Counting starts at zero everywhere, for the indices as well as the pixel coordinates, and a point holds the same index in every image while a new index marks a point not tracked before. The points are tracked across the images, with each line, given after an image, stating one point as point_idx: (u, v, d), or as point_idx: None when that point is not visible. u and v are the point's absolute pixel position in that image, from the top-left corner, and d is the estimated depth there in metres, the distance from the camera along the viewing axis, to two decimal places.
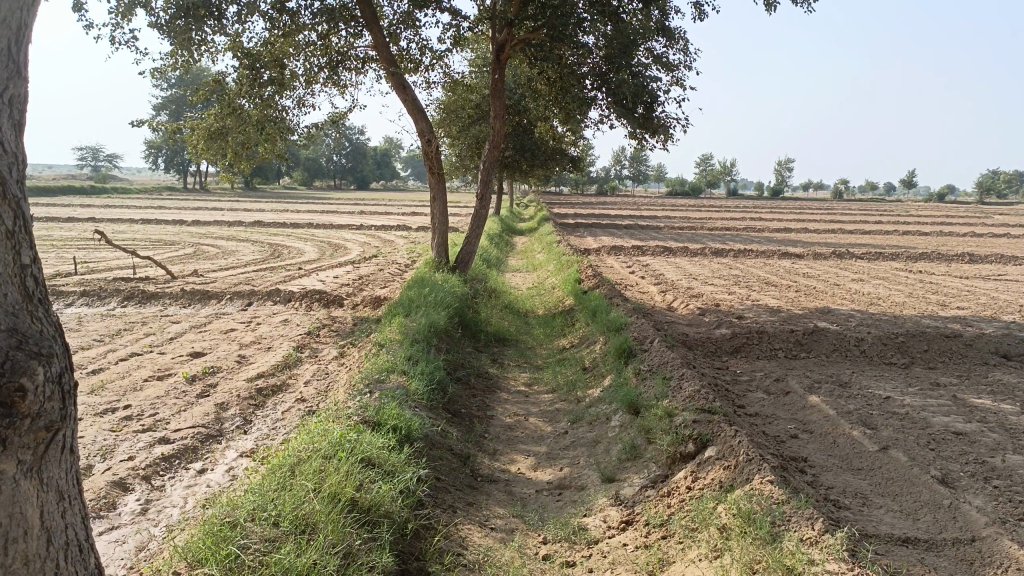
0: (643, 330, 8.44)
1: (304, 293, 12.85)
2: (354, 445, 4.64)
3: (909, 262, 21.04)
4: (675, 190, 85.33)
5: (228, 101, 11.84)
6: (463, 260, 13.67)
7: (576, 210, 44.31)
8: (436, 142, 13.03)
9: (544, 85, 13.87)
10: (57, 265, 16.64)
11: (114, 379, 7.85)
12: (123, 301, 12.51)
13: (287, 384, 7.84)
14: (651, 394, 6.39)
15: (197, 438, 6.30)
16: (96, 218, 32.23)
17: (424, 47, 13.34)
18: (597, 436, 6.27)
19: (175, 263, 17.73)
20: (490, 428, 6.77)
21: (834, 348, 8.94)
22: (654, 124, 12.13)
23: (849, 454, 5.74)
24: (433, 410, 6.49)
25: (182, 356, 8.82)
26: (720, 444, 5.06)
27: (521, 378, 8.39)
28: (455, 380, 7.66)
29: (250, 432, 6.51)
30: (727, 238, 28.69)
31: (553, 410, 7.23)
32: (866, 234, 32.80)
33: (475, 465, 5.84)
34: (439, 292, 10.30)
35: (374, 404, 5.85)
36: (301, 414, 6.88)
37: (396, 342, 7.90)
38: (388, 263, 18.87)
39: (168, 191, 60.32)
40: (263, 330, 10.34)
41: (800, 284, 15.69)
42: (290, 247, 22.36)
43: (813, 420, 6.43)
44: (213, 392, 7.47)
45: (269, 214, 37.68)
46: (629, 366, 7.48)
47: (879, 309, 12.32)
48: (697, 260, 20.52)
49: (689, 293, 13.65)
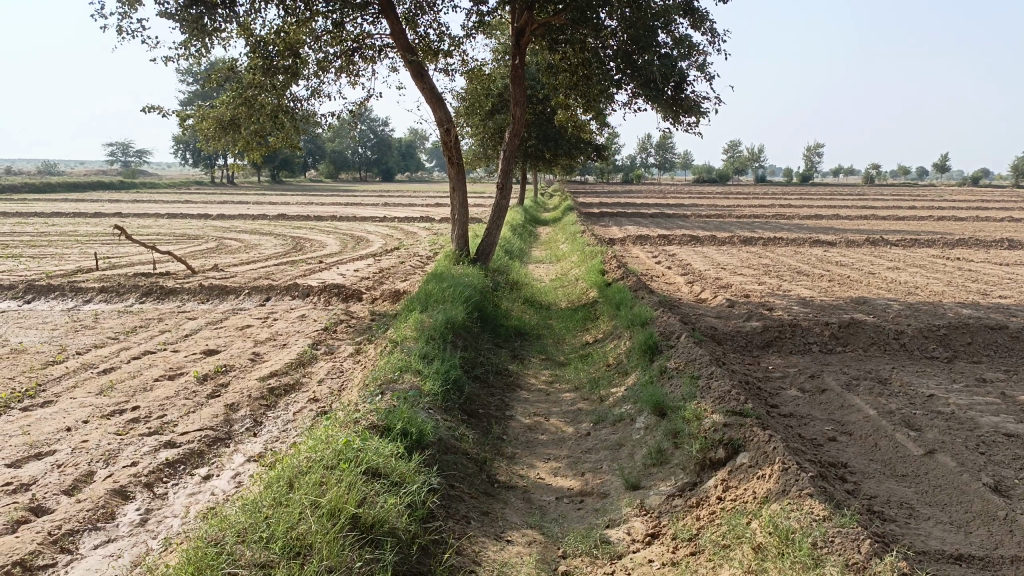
0: (670, 325, 8.07)
1: (323, 288, 12.64)
2: (360, 453, 4.36)
3: (946, 250, 20.34)
4: (703, 179, 84.30)
5: (240, 89, 11.59)
6: (484, 252, 13.36)
7: (601, 200, 43.69)
8: (455, 132, 12.72)
9: (565, 71, 13.50)
10: (79, 261, 16.58)
11: (125, 379, 7.66)
12: (142, 298, 12.37)
13: (301, 383, 7.59)
14: (678, 394, 6.03)
15: (204, 441, 6.07)
16: (122, 213, 32.33)
17: (442, 34, 13.01)
18: (622, 439, 5.93)
19: (196, 257, 17.63)
20: (508, 430, 6.45)
21: (871, 342, 8.51)
22: (683, 107, 11.68)
23: (892, 459, 5.36)
24: (449, 411, 6.20)
25: (196, 354, 8.62)
26: (753, 451, 4.71)
27: (542, 376, 8.07)
28: (473, 378, 7.36)
29: (260, 435, 6.28)
30: (756, 226, 28.06)
31: (576, 410, 6.90)
32: (898, 221, 31.94)
33: (492, 471, 5.54)
34: (459, 285, 10.01)
35: (385, 406, 5.57)
36: (313, 415, 6.63)
37: (411, 340, 7.61)
38: (409, 256, 18.64)
39: (195, 185, 60.63)
40: (280, 326, 10.12)
41: (833, 273, 15.19)
42: (312, 240, 22.21)
43: (852, 422, 6.05)
44: (224, 392, 7.24)
45: (292, 207, 37.60)
46: (655, 363, 7.12)
47: (917, 298, 11.81)
48: (726, 249, 20.04)
49: (718, 284, 13.24)
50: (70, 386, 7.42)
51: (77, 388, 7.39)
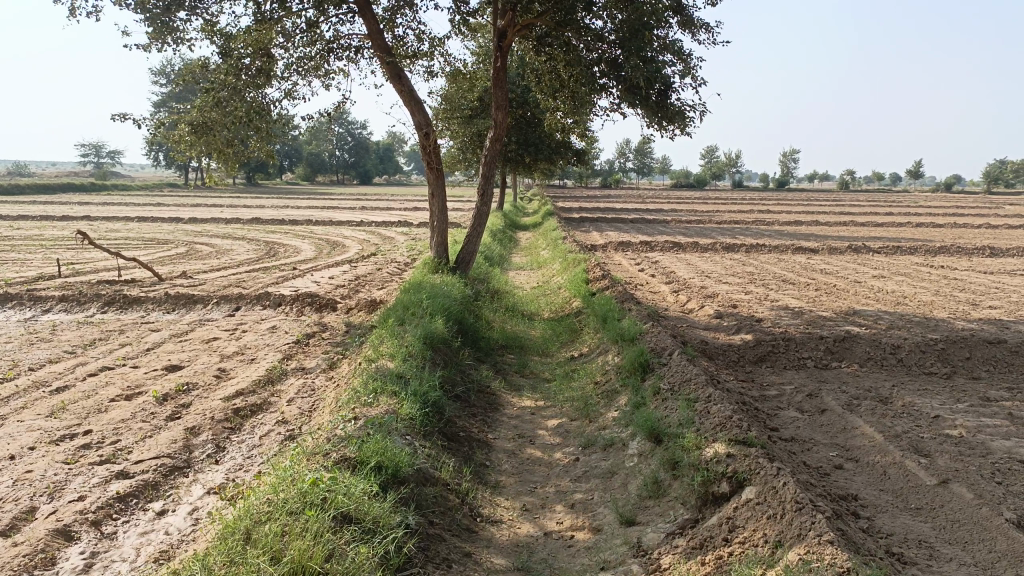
0: (661, 340, 7.68)
1: (296, 296, 12.14)
2: (328, 494, 3.91)
3: (929, 257, 20.20)
4: (680, 184, 84.43)
5: (210, 90, 11.07)
6: (464, 260, 12.91)
7: (580, 204, 43.42)
8: (435, 136, 12.26)
9: (549, 74, 13.10)
10: (41, 267, 15.90)
11: (78, 399, 7.12)
12: (104, 307, 11.77)
13: (269, 403, 7.10)
14: (674, 418, 5.63)
15: (161, 472, 5.57)
16: (90, 216, 31.43)
17: (422, 35, 12.59)
18: (613, 467, 5.53)
19: (164, 263, 17.00)
20: (491, 457, 6.02)
21: (868, 357, 8.18)
22: (668, 113, 11.29)
23: (904, 490, 5.00)
24: (427, 437, 5.75)
25: (157, 370, 8.09)
26: (760, 486, 4.32)
27: (525, 394, 7.66)
28: (453, 399, 6.92)
29: (223, 463, 5.81)
30: (737, 232, 27.82)
31: (563, 434, 6.48)
32: (877, 227, 31.91)
33: (475, 504, 5.11)
34: (437, 296, 9.57)
35: (359, 434, 5.11)
36: (280, 440, 6.15)
37: (387, 357, 7.15)
38: (386, 262, 18.15)
39: (168, 188, 59.46)
40: (249, 339, 9.61)
41: (819, 282, 14.92)
42: (286, 246, 21.61)
43: (858, 448, 5.69)
44: (186, 414, 6.73)
45: (267, 211, 36.89)
46: (646, 383, 6.73)
47: (907, 309, 11.54)
48: (709, 256, 19.79)
49: (704, 293, 12.90)
50: (19, 407, 6.87)
51: (26, 409, 6.84)
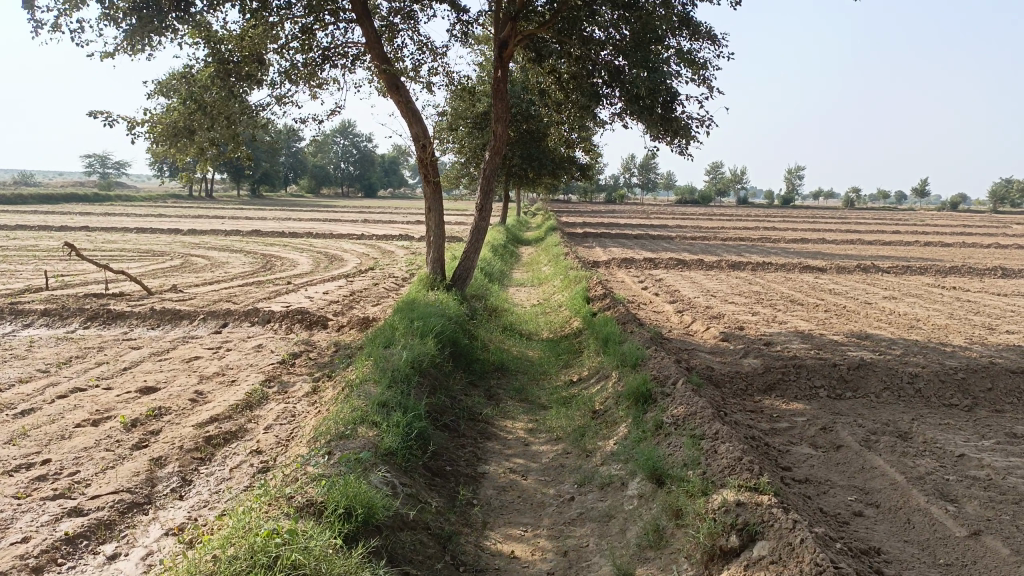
0: (664, 367, 7.20)
1: (286, 312, 11.70)
2: (284, 550, 3.49)
3: (940, 278, 19.71)
4: (685, 200, 84.10)
5: (193, 93, 10.43)
6: (461, 277, 12.45)
7: (584, 220, 43.02)
8: (432, 148, 11.84)
9: (553, 87, 12.69)
10: (29, 279, 15.48)
11: (41, 425, 6.66)
12: (87, 323, 11.34)
13: (245, 431, 6.65)
14: (677, 458, 5.14)
15: (117, 509, 5.11)
16: (88, 227, 31.15)
17: (420, 47, 12.22)
18: (611, 509, 5.06)
19: (155, 276, 16.60)
20: (479, 494, 5.56)
21: (884, 386, 7.70)
22: (673, 126, 10.84)
23: (931, 541, 4.52)
24: (409, 473, 5.28)
25: (130, 392, 7.64)
26: (774, 541, 3.85)
27: (519, 422, 7.21)
28: (440, 429, 6.45)
29: (187, 499, 5.36)
30: (742, 250, 27.35)
31: (558, 469, 6.02)
32: (885, 246, 31.40)
33: (457, 550, 4.64)
34: (430, 315, 9.11)
35: (330, 474, 4.64)
36: (252, 474, 5.69)
37: (371, 382, 6.69)
38: (384, 278, 17.74)
39: (172, 200, 59.16)
40: (232, 359, 9.16)
41: (828, 303, 14.44)
42: (283, 259, 21.18)
43: (878, 491, 5.22)
44: (153, 442, 6.28)
45: (268, 223, 36.57)
46: (648, 415, 6.25)
47: (921, 334, 11.05)
48: (714, 274, 19.32)
49: (710, 314, 12.46)
50: None
51: None
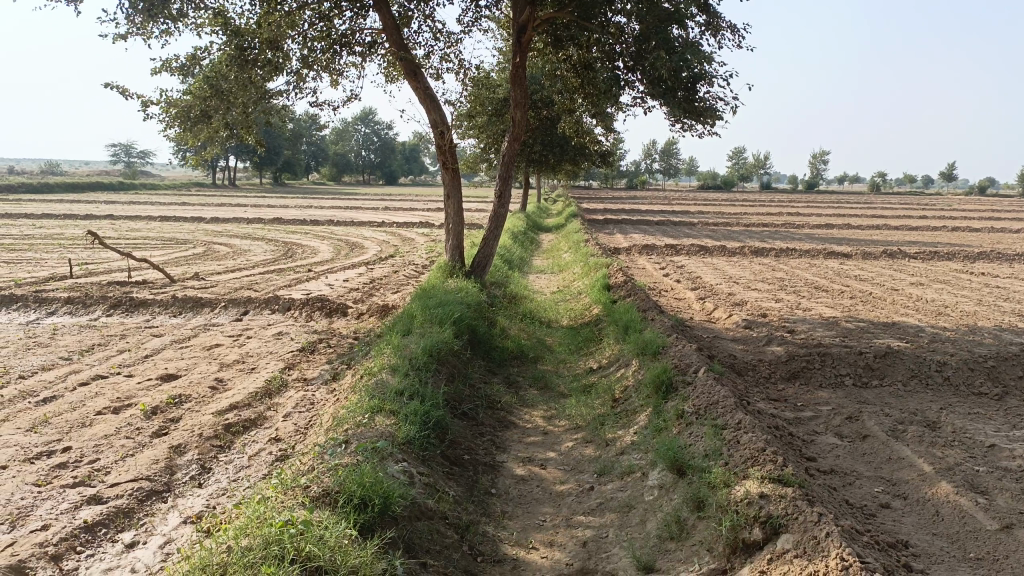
0: (686, 355, 7.09)
1: (306, 300, 11.71)
2: (298, 541, 3.47)
3: (968, 264, 19.34)
4: (708, 186, 83.40)
5: (209, 80, 10.39)
6: (481, 264, 12.38)
7: (605, 206, 42.75)
8: (450, 134, 11.77)
9: (570, 72, 12.54)
10: (54, 268, 15.63)
11: (63, 412, 6.70)
12: (110, 310, 11.43)
13: (264, 419, 6.65)
14: (699, 448, 5.05)
15: (136, 497, 5.12)
16: (113, 215, 31.41)
17: (437, 32, 12.11)
18: (631, 500, 4.98)
19: (177, 264, 16.71)
20: (497, 483, 5.51)
21: (911, 374, 7.55)
22: (695, 109, 10.61)
23: (961, 534, 4.41)
24: (427, 462, 5.24)
25: (151, 380, 7.67)
26: (799, 535, 3.77)
27: (538, 411, 7.14)
28: (458, 417, 6.40)
29: (206, 487, 5.36)
30: (765, 236, 26.99)
31: (576, 458, 5.95)
32: (912, 231, 30.89)
33: (475, 540, 4.59)
34: (448, 302, 9.06)
35: (347, 463, 4.60)
36: (270, 462, 5.68)
37: (389, 370, 6.64)
38: (404, 265, 17.73)
39: (195, 188, 59.61)
40: (252, 346, 9.17)
41: (853, 289, 14.23)
42: (303, 246, 21.24)
43: (906, 483, 5.10)
44: (173, 430, 6.29)
45: (289, 211, 36.71)
46: (668, 404, 6.16)
47: (949, 321, 10.83)
48: (737, 260, 19.11)
49: (732, 301, 12.32)
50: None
51: (4, 422, 6.42)
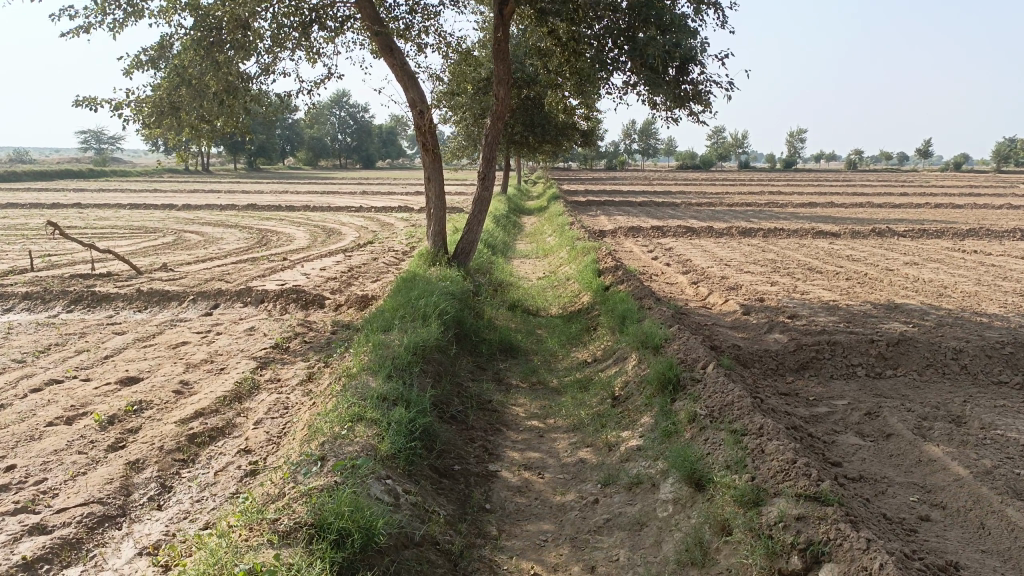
0: (691, 347, 6.57)
1: (280, 291, 11.07)
2: None
3: (958, 241, 19.03)
4: (687, 166, 83.03)
5: (177, 68, 9.64)
6: (464, 250, 11.78)
7: (587, 187, 42.29)
8: (430, 114, 11.12)
9: (553, 48, 11.91)
10: (13, 260, 14.80)
11: (10, 424, 6.06)
12: (70, 306, 10.72)
13: (233, 427, 6.06)
14: (717, 459, 4.55)
15: (85, 524, 4.53)
16: (82, 203, 30.30)
17: (413, 6, 11.43)
18: (643, 515, 4.47)
19: (146, 254, 15.96)
20: (492, 497, 4.97)
21: (927, 363, 7.10)
22: (685, 92, 9.98)
23: (1013, 550, 3.94)
24: (414, 478, 4.69)
25: (110, 384, 7.04)
26: (845, 566, 3.29)
27: (531, 409, 6.61)
28: (446, 422, 5.84)
29: (166, 509, 4.77)
30: (750, 216, 26.57)
31: (577, 464, 5.43)
32: (895, 209, 30.56)
33: (470, 569, 4.06)
34: (432, 293, 8.46)
35: (324, 486, 4.04)
36: (238, 479, 5.11)
37: (369, 370, 6.06)
38: (383, 251, 17.10)
39: (167, 174, 58.20)
40: (221, 344, 8.55)
41: (848, 270, 13.81)
42: (279, 234, 20.52)
43: (942, 488, 4.63)
44: (131, 443, 5.70)
45: (264, 197, 35.79)
46: (677, 405, 5.65)
47: (953, 303, 10.41)
48: (724, 241, 18.67)
49: (726, 285, 11.84)
50: None
51: None
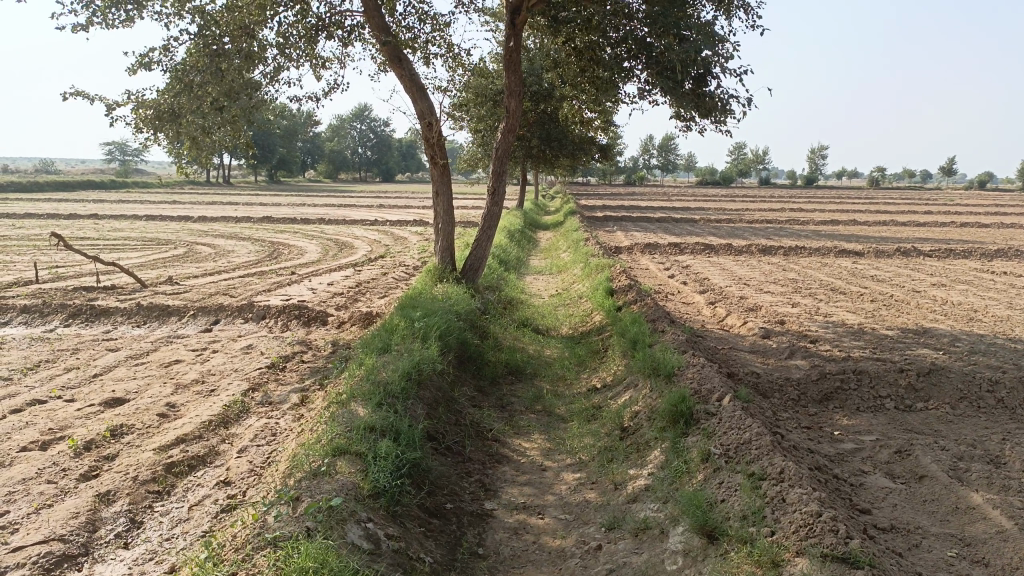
0: (705, 377, 6.13)
1: (282, 307, 10.73)
2: None
3: (987, 261, 18.42)
4: (707, 181, 82.39)
5: (179, 73, 9.25)
6: (474, 267, 11.41)
7: (604, 202, 41.88)
8: (439, 126, 10.80)
9: (568, 58, 11.54)
10: (19, 272, 14.60)
11: None
12: (68, 321, 10.45)
13: (215, 455, 5.69)
14: (732, 508, 4.13)
15: (41, 565, 4.16)
16: (98, 214, 30.29)
17: (423, 16, 11.14)
18: (648, 567, 4.04)
19: (153, 267, 15.73)
20: (485, 541, 4.56)
21: (961, 396, 6.61)
22: (706, 102, 9.57)
23: None
24: (398, 520, 4.29)
25: (93, 405, 6.71)
26: None
27: (533, 440, 6.20)
28: (440, 455, 5.43)
29: (130, 549, 4.40)
30: (770, 232, 26.05)
31: (579, 504, 5.01)
32: (920, 227, 29.88)
33: None
34: (434, 312, 8.08)
35: (296, 534, 3.66)
36: (213, 515, 4.73)
37: (360, 397, 5.67)
38: (394, 266, 16.78)
39: (187, 186, 58.47)
40: (215, 363, 8.21)
41: (873, 291, 13.28)
42: (291, 247, 20.27)
43: (983, 541, 4.16)
44: (104, 472, 5.35)
45: (282, 209, 35.64)
46: (689, 440, 5.22)
47: (985, 328, 9.86)
48: (744, 259, 18.18)
49: (745, 306, 11.37)
50: None
51: None
